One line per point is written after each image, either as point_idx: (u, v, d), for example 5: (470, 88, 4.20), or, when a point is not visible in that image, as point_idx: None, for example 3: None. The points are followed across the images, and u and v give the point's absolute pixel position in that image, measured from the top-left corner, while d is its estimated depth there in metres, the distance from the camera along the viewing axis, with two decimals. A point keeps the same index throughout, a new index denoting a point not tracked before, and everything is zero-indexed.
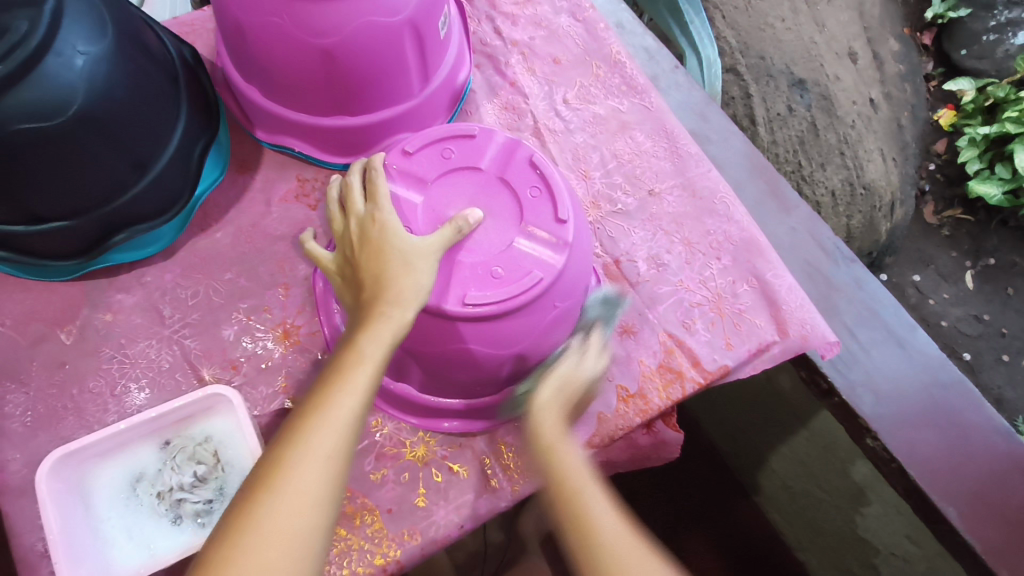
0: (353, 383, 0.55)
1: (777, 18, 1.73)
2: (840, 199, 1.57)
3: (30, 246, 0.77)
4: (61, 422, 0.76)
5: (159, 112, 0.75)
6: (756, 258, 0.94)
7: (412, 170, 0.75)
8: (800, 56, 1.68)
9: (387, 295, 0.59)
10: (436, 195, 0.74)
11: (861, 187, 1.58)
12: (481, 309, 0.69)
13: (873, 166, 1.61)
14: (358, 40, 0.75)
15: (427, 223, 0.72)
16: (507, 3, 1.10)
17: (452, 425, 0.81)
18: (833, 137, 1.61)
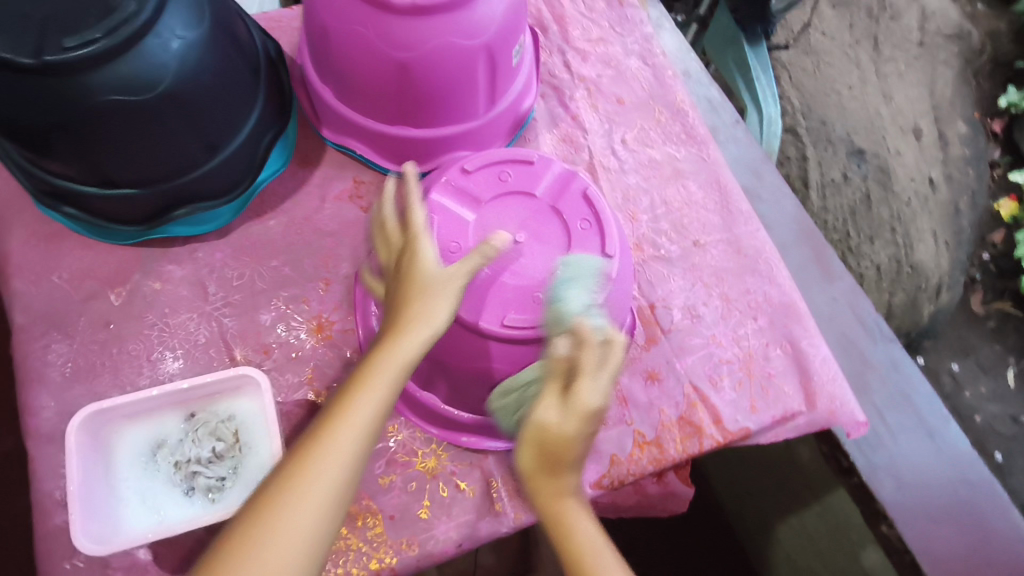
0: (366, 405, 0.54)
1: (844, 86, 1.74)
2: (885, 275, 1.55)
3: (98, 208, 0.81)
4: (97, 378, 0.79)
5: (237, 100, 0.79)
6: (793, 324, 0.94)
7: (467, 189, 0.77)
8: (863, 127, 1.68)
9: (407, 320, 0.58)
10: (488, 216, 0.75)
11: (907, 266, 1.55)
12: (518, 332, 0.70)
13: (924, 247, 1.58)
14: (435, 58, 0.78)
15: (472, 243, 0.73)
16: (581, 39, 1.12)
17: (468, 440, 0.81)
18: (886, 212, 1.60)
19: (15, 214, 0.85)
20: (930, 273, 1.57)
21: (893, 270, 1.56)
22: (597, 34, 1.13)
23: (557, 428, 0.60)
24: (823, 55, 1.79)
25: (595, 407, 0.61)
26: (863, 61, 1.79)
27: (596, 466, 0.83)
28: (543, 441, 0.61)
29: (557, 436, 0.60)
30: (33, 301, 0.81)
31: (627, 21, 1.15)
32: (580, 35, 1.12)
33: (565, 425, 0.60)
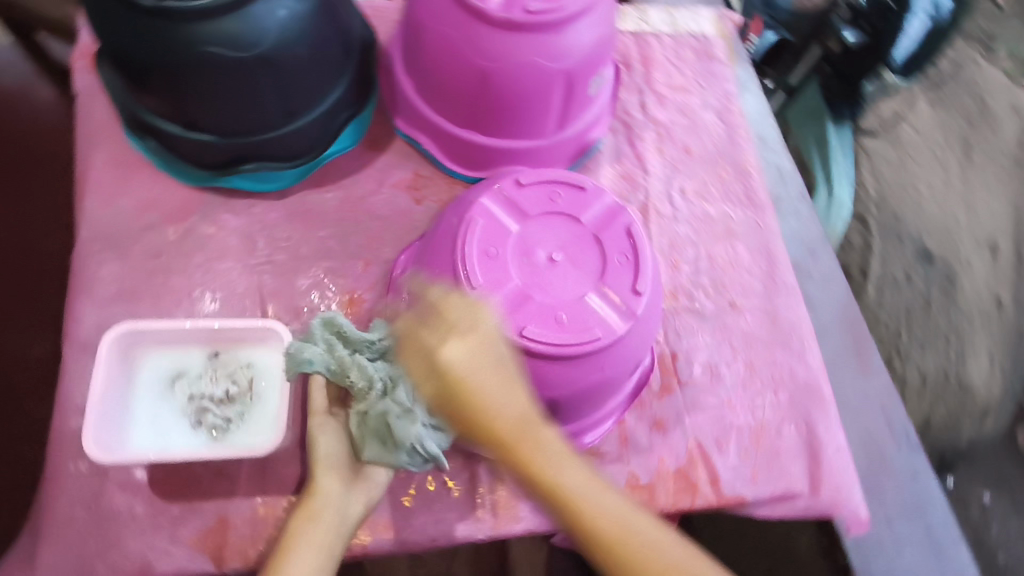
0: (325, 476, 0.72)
1: (926, 185, 1.74)
2: (929, 386, 1.52)
3: (178, 146, 0.86)
4: (139, 302, 0.84)
5: (325, 75, 0.84)
6: (813, 406, 0.92)
7: (517, 200, 0.79)
8: (938, 231, 1.68)
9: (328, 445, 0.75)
10: (531, 231, 0.77)
11: (955, 382, 1.53)
12: (533, 346, 0.71)
13: (976, 365, 1.56)
14: (514, 72, 0.81)
15: (509, 252, 0.75)
16: (662, 83, 1.13)
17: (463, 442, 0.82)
18: (943, 322, 1.58)
19: (103, 138, 0.91)
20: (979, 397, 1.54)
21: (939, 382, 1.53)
22: (678, 82, 1.14)
23: (454, 366, 0.63)
24: (909, 148, 1.79)
25: (458, 341, 0.65)
26: (952, 165, 1.77)
27: None
28: (465, 412, 0.64)
29: (458, 381, 0.63)
30: (100, 220, 0.87)
31: (712, 76, 1.17)
32: (662, 79, 1.14)
33: (461, 360, 0.64)
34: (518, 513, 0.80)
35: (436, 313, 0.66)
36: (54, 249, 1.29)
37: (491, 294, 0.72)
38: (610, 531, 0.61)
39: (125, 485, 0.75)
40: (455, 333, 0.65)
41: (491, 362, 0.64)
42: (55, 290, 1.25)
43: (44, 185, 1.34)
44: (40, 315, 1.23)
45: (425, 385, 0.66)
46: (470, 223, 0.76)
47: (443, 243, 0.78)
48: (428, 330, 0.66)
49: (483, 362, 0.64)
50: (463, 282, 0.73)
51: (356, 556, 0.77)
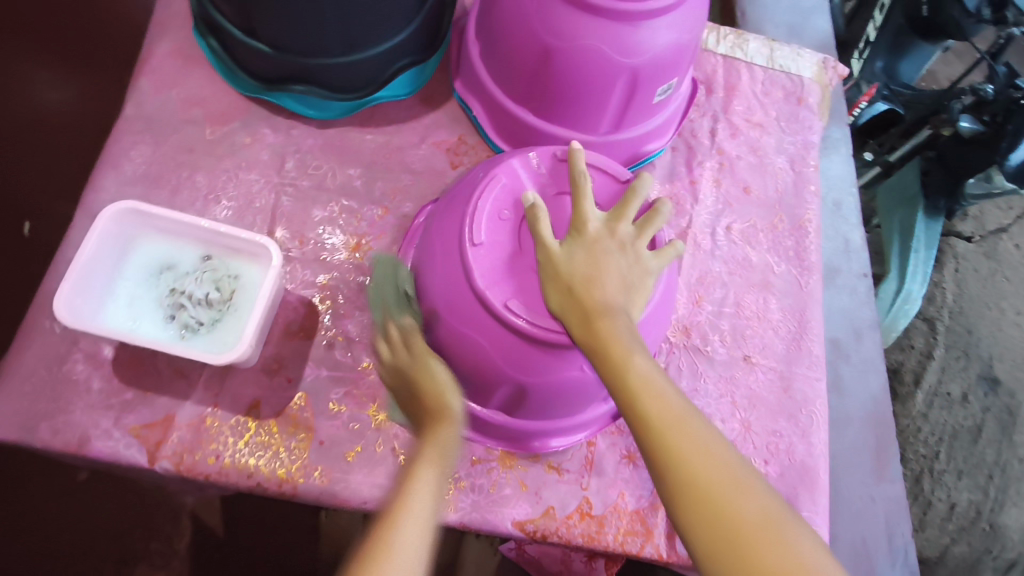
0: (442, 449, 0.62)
1: (1012, 308, 1.73)
2: (957, 517, 1.52)
3: (237, 51, 0.86)
4: (158, 190, 0.84)
5: (392, 15, 0.83)
6: (802, 488, 0.84)
7: (546, 175, 0.74)
8: (1012, 358, 1.68)
9: (445, 416, 0.65)
10: (550, 209, 0.73)
11: (985, 522, 1.52)
12: (514, 320, 0.66)
13: (1015, 512, 1.54)
14: (578, 55, 0.78)
15: (523, 222, 0.71)
16: (740, 115, 1.07)
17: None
18: (990, 454, 1.58)
19: (174, 28, 0.93)
20: (1011, 541, 1.52)
21: (969, 517, 1.53)
22: (757, 118, 1.08)
23: (568, 262, 0.60)
24: (1005, 266, 1.79)
25: (615, 246, 0.61)
26: None
27: (527, 506, 0.77)
28: (582, 295, 0.59)
29: (577, 282, 0.60)
30: (146, 103, 0.88)
31: (796, 121, 1.09)
32: (741, 111, 1.07)
33: (573, 258, 0.60)
34: (456, 503, 0.76)
35: (581, 211, 0.62)
36: (94, 118, 1.29)
37: (489, 257, 0.69)
38: (696, 455, 0.52)
39: (90, 357, 0.76)
40: (584, 239, 0.61)
41: (613, 260, 0.61)
42: (82, 161, 1.27)
43: (105, 52, 1.34)
44: (63, 182, 1.25)
45: (555, 301, 0.61)
46: (492, 180, 0.71)
47: (461, 194, 0.74)
48: (582, 212, 0.62)
49: (613, 270, 0.60)
50: (466, 235, 0.68)
51: (286, 494, 0.75)
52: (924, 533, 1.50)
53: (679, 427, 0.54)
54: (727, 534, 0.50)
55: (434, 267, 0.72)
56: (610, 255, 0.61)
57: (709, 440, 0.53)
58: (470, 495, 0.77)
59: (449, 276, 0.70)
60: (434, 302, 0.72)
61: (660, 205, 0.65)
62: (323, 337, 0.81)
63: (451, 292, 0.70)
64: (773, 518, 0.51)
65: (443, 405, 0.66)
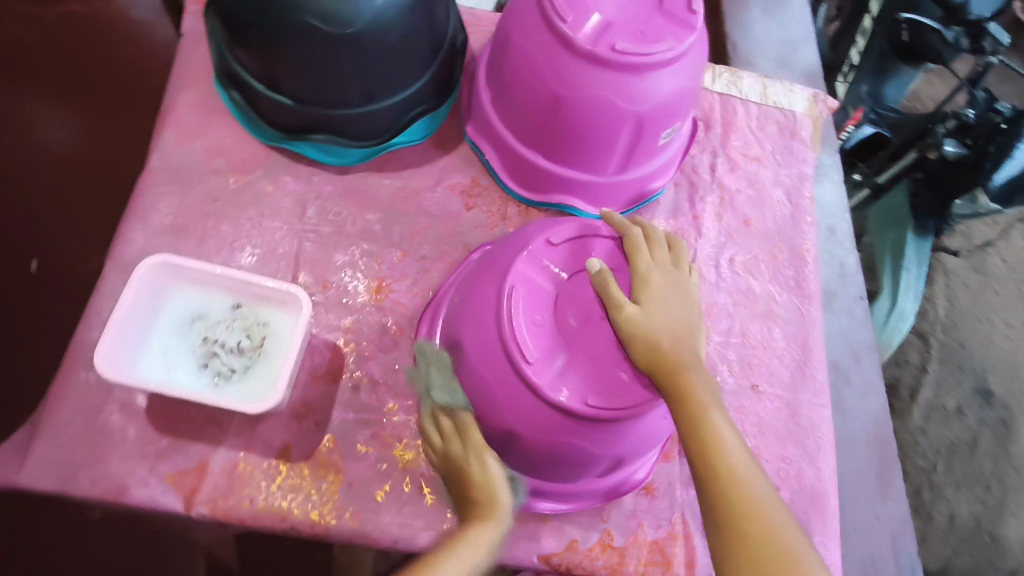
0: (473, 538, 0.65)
1: (1003, 322, 1.79)
2: (956, 530, 1.55)
3: (259, 102, 0.90)
4: (186, 239, 0.88)
5: (407, 66, 0.87)
6: (813, 513, 0.88)
7: (558, 259, 0.72)
8: (1004, 370, 1.73)
9: (489, 497, 0.68)
10: (570, 293, 0.70)
11: (986, 534, 1.55)
12: (583, 410, 0.66)
13: (1015, 523, 1.57)
14: (586, 104, 0.82)
15: (553, 313, 0.70)
16: (738, 150, 1.12)
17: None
18: (987, 466, 1.62)
19: (195, 80, 0.97)
20: (1011, 554, 1.53)
21: (970, 528, 1.55)
22: (754, 153, 1.12)
23: (644, 320, 0.66)
24: (993, 279, 1.85)
25: (676, 293, 0.69)
26: None
27: (553, 541, 0.80)
28: (665, 349, 0.65)
29: (656, 339, 0.65)
30: (170, 155, 0.92)
31: (791, 154, 1.14)
32: (738, 146, 1.12)
33: (649, 314, 0.66)
34: None
35: (642, 267, 0.70)
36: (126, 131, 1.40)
37: (526, 340, 0.67)
38: (751, 505, 0.58)
39: (124, 406, 0.78)
40: (652, 291, 0.68)
41: (676, 306, 0.68)
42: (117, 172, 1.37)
43: (132, 115, 1.43)
44: (93, 220, 1.32)
45: (640, 357, 0.65)
46: (510, 290, 0.69)
47: (487, 282, 0.73)
48: (643, 267, 0.70)
49: (680, 317, 0.67)
50: (503, 329, 0.68)
51: (318, 535, 0.77)
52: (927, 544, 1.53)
53: (739, 477, 0.59)
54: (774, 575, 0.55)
55: (480, 376, 0.71)
56: (681, 309, 0.68)
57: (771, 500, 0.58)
58: None
59: (491, 361, 0.70)
60: (475, 384, 0.72)
61: (675, 243, 0.74)
62: (348, 379, 0.84)
63: (494, 378, 0.70)
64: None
65: (492, 499, 0.68)
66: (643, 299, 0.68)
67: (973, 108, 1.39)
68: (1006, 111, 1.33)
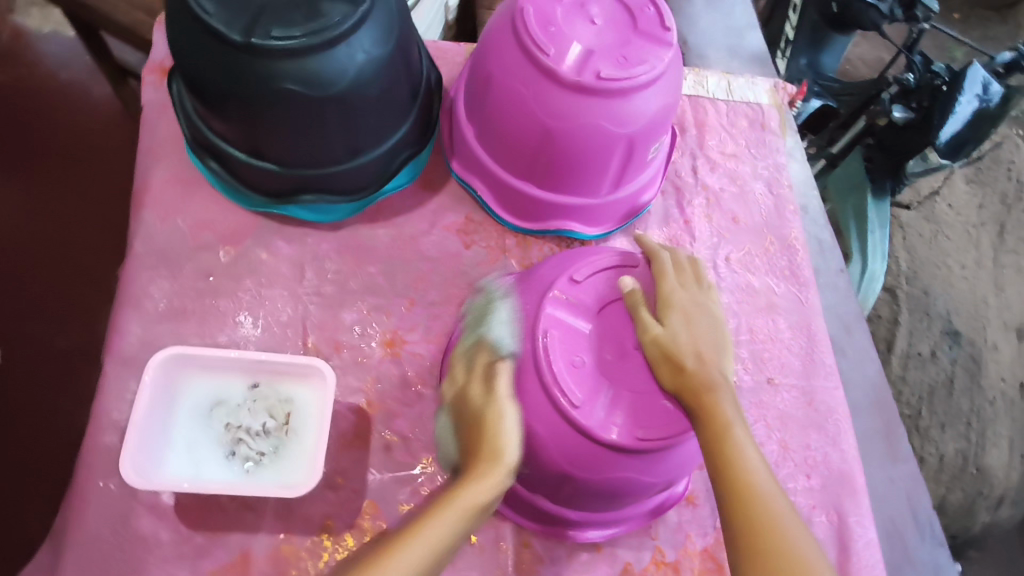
0: (457, 503, 0.62)
1: (956, 263, 1.88)
2: (947, 467, 1.64)
3: (240, 170, 0.87)
4: (185, 322, 0.84)
5: (391, 115, 0.85)
6: (845, 494, 0.92)
7: (583, 297, 0.73)
8: (965, 310, 1.81)
9: (489, 456, 0.65)
10: (602, 328, 0.72)
11: (972, 467, 1.64)
12: (631, 444, 0.68)
13: (995, 452, 1.67)
14: (579, 133, 0.82)
15: (587, 351, 0.71)
16: (715, 149, 1.14)
17: (515, 515, 0.81)
18: (965, 404, 1.70)
19: (166, 154, 0.93)
20: (996, 481, 1.64)
21: (958, 465, 1.65)
22: (730, 150, 1.15)
23: (673, 340, 0.68)
24: (944, 225, 1.93)
25: (701, 314, 0.71)
26: (984, 245, 1.91)
27: (608, 568, 0.81)
28: (691, 370, 0.66)
29: (686, 359, 0.67)
30: (154, 235, 0.89)
31: (764, 146, 1.17)
32: (715, 145, 1.15)
33: (678, 335, 0.68)
34: None
35: (666, 288, 0.72)
36: (112, 205, 1.46)
37: (567, 385, 0.68)
38: (766, 523, 0.58)
39: (152, 508, 0.75)
40: (678, 313, 0.70)
41: (703, 326, 0.70)
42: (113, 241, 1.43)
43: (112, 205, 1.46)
44: (82, 315, 1.34)
45: (667, 379, 0.67)
46: (544, 336, 0.70)
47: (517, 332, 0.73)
48: (668, 288, 0.72)
49: (705, 335, 0.69)
50: (545, 378, 0.68)
51: None
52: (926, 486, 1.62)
53: (756, 495, 0.60)
54: None
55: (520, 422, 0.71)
56: (706, 328, 0.70)
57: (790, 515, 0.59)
58: (551, 568, 0.81)
59: (533, 410, 0.70)
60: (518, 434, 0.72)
61: (693, 262, 0.77)
62: (378, 440, 0.82)
63: (539, 426, 0.70)
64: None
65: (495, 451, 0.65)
66: (668, 317, 0.70)
67: (912, 72, 1.44)
68: (943, 73, 1.38)
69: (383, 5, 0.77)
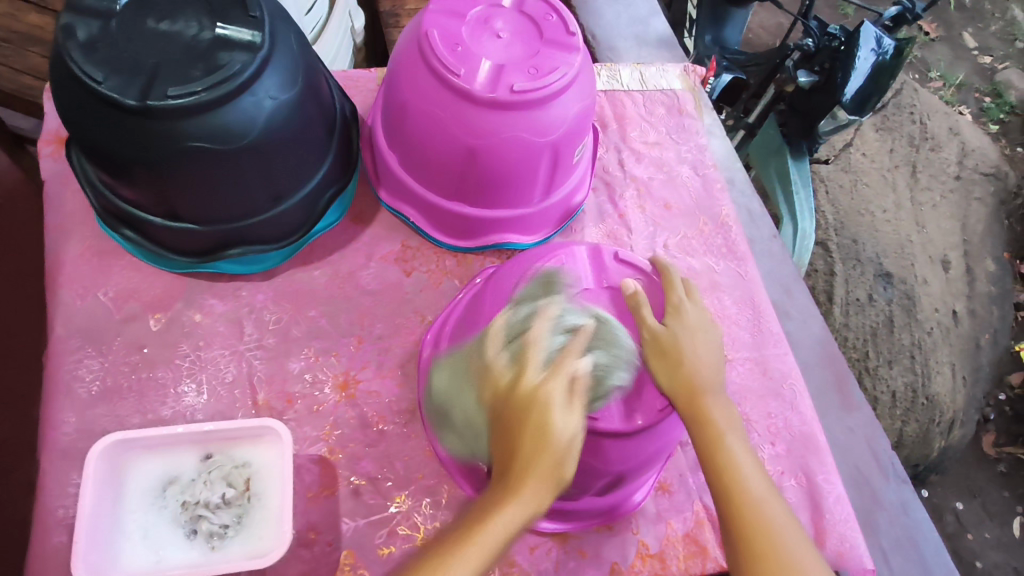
0: (499, 520, 0.56)
1: (879, 209, 1.96)
2: (899, 402, 1.73)
3: (158, 234, 0.83)
4: (122, 400, 0.80)
5: (310, 155, 0.83)
6: (810, 455, 0.95)
7: None
8: (893, 251, 1.90)
9: (539, 466, 0.58)
10: None
11: (922, 398, 1.73)
12: (650, 423, 0.70)
13: (940, 379, 1.76)
14: (504, 147, 0.82)
15: None
16: (638, 140, 1.16)
17: (550, 525, 0.82)
18: (907, 339, 1.79)
19: (76, 227, 0.88)
20: (944, 406, 1.74)
21: (909, 398, 1.74)
22: (653, 138, 1.17)
23: (672, 341, 0.70)
24: (861, 174, 2.02)
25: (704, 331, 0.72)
26: (900, 187, 2.01)
27: (596, 570, 0.81)
28: (685, 376, 0.68)
29: (685, 365, 0.69)
30: (75, 315, 0.84)
31: (684, 130, 1.20)
32: (637, 136, 1.17)
33: (679, 338, 0.70)
34: None
35: (674, 301, 0.73)
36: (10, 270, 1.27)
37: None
38: (762, 532, 0.60)
39: None
40: (682, 324, 0.72)
41: (705, 346, 0.71)
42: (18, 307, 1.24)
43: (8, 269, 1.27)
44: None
45: (663, 380, 0.69)
46: None
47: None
48: (676, 299, 0.74)
49: (708, 351, 0.71)
50: None
51: None
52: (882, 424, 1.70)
53: (752, 504, 0.62)
54: None
55: None
56: (705, 344, 0.71)
57: (789, 530, 0.60)
58: None
59: None
60: None
61: (669, 269, 0.76)
62: (347, 486, 0.80)
63: None
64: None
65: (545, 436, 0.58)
66: (675, 325, 0.71)
67: (810, 37, 1.49)
68: (840, 35, 1.43)
69: (284, 46, 0.75)
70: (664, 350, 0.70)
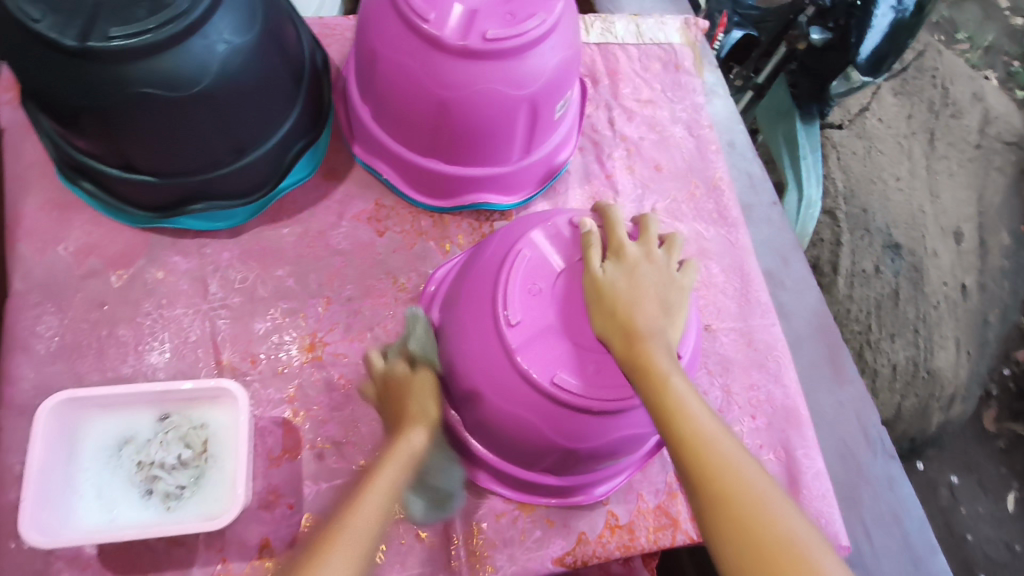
0: (385, 469, 0.61)
1: (891, 176, 1.89)
2: (899, 375, 1.69)
3: (117, 187, 0.80)
4: (81, 357, 0.78)
5: (274, 106, 0.79)
6: (791, 429, 0.92)
7: (527, 324, 0.66)
8: (904, 221, 1.83)
9: (411, 420, 0.67)
10: (578, 330, 0.67)
11: (923, 371, 1.70)
12: None
13: (943, 354, 1.72)
14: (476, 101, 0.77)
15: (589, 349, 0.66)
16: (630, 98, 1.11)
17: (604, 490, 0.81)
18: (911, 312, 1.74)
19: (36, 179, 0.86)
20: (946, 381, 1.71)
21: (909, 371, 1.70)
22: (646, 96, 1.12)
23: (611, 285, 0.65)
24: (876, 140, 1.93)
25: (650, 268, 0.68)
26: (916, 153, 1.93)
27: (560, 540, 0.80)
28: (626, 317, 0.64)
29: (647, 308, 0.65)
30: (34, 270, 0.81)
31: (680, 87, 1.14)
32: (629, 93, 1.11)
33: (619, 281, 0.66)
34: (494, 564, 0.77)
35: (619, 243, 0.69)
36: None
37: (598, 394, 0.65)
38: (717, 471, 0.57)
39: (73, 560, 0.70)
40: (626, 263, 0.67)
41: (650, 281, 0.67)
42: None
43: None
44: None
45: (600, 323, 0.65)
46: (556, 381, 0.65)
47: (503, 386, 0.68)
48: (621, 239, 0.69)
49: (657, 291, 0.67)
50: (579, 399, 0.65)
51: None
52: (880, 398, 1.66)
53: (703, 449, 0.58)
54: (753, 544, 0.53)
55: (578, 441, 0.69)
56: (655, 280, 0.67)
57: (746, 464, 0.57)
58: (505, 551, 0.78)
59: (581, 423, 0.67)
60: (571, 448, 0.70)
61: (612, 207, 0.73)
62: (309, 450, 0.79)
63: (592, 430, 0.68)
64: (806, 542, 0.53)
65: (421, 410, 0.68)
66: (622, 263, 0.67)
67: None
68: None
69: None
70: (610, 299, 0.65)
